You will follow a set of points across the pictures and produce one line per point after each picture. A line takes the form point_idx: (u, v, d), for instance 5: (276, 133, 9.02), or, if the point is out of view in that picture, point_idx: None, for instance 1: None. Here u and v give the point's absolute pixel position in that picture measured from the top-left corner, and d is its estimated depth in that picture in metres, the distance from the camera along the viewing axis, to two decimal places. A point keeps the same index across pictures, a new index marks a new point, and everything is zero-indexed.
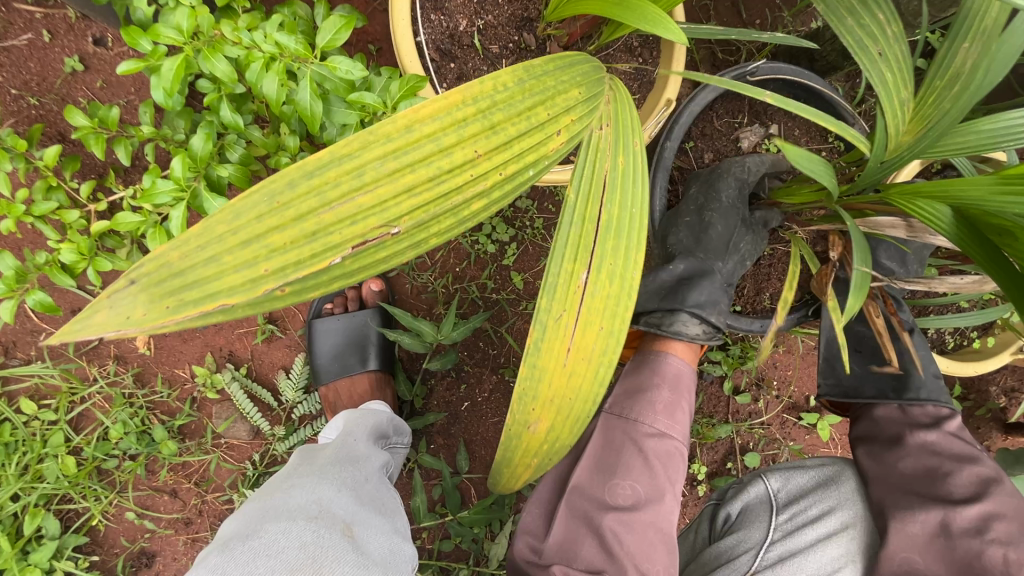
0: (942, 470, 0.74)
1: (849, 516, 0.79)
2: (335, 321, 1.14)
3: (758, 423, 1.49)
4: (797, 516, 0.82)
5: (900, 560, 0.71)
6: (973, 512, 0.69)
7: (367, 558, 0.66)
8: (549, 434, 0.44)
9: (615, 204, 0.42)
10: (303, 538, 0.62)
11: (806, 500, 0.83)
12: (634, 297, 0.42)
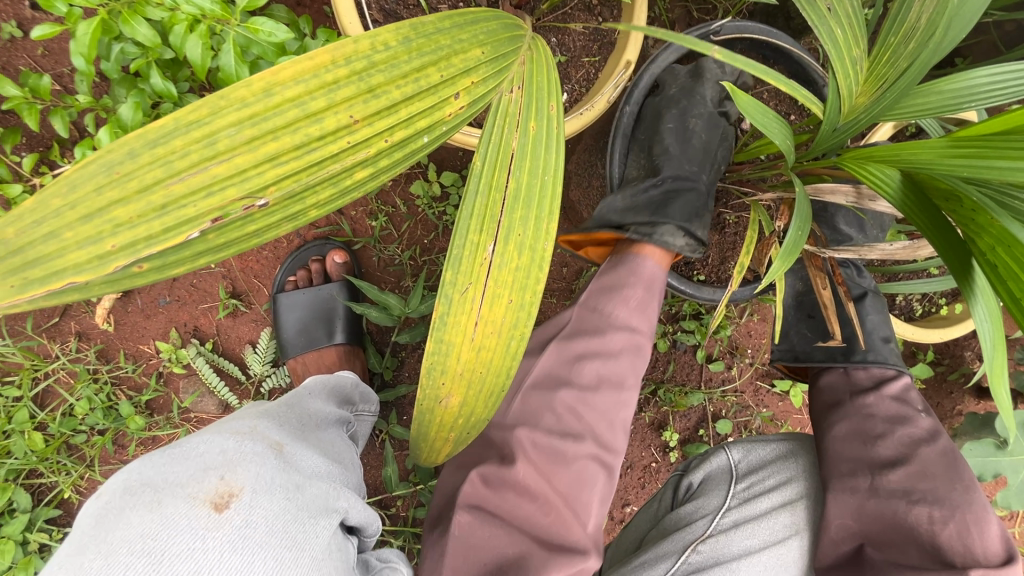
0: (876, 432, 0.80)
1: (801, 487, 0.86)
2: (300, 294, 1.13)
3: (731, 390, 1.50)
4: (754, 486, 0.87)
5: (835, 522, 0.78)
6: (900, 473, 0.76)
7: (297, 470, 0.60)
8: (462, 409, 0.43)
9: (525, 172, 0.41)
10: (225, 446, 0.56)
11: (762, 472, 0.88)
12: (544, 269, 0.41)
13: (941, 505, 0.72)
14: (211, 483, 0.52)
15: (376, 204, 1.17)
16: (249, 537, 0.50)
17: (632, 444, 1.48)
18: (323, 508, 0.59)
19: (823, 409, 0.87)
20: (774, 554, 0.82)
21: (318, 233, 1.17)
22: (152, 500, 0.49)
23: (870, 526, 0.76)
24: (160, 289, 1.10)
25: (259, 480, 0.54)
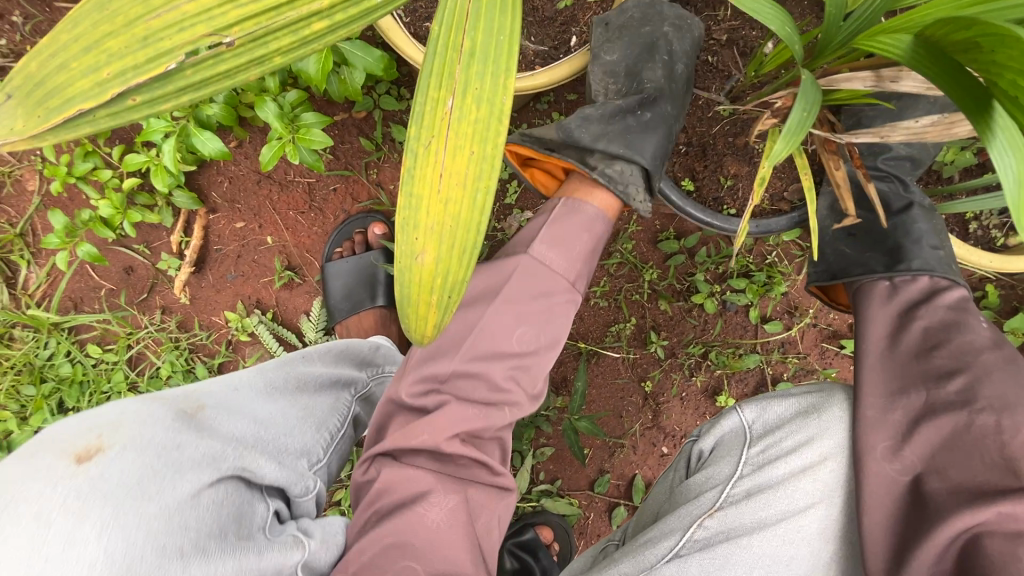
0: (931, 345, 0.76)
1: (824, 446, 0.87)
2: (344, 262, 1.20)
3: (793, 353, 1.40)
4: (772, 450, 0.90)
5: (882, 444, 0.72)
6: (963, 382, 0.71)
7: (196, 432, 0.63)
8: (438, 269, 0.45)
9: (481, 32, 0.43)
10: (129, 407, 0.61)
11: (780, 433, 0.91)
12: (503, 120, 0.43)
13: (1007, 412, 0.67)
14: (87, 433, 0.55)
15: None
16: (101, 488, 0.52)
17: (685, 412, 1.42)
18: (208, 470, 0.60)
19: (875, 334, 0.81)
20: (792, 521, 0.84)
21: (361, 207, 1.26)
22: (30, 450, 0.53)
23: (933, 450, 0.70)
24: (227, 264, 1.23)
25: (135, 434, 0.57)
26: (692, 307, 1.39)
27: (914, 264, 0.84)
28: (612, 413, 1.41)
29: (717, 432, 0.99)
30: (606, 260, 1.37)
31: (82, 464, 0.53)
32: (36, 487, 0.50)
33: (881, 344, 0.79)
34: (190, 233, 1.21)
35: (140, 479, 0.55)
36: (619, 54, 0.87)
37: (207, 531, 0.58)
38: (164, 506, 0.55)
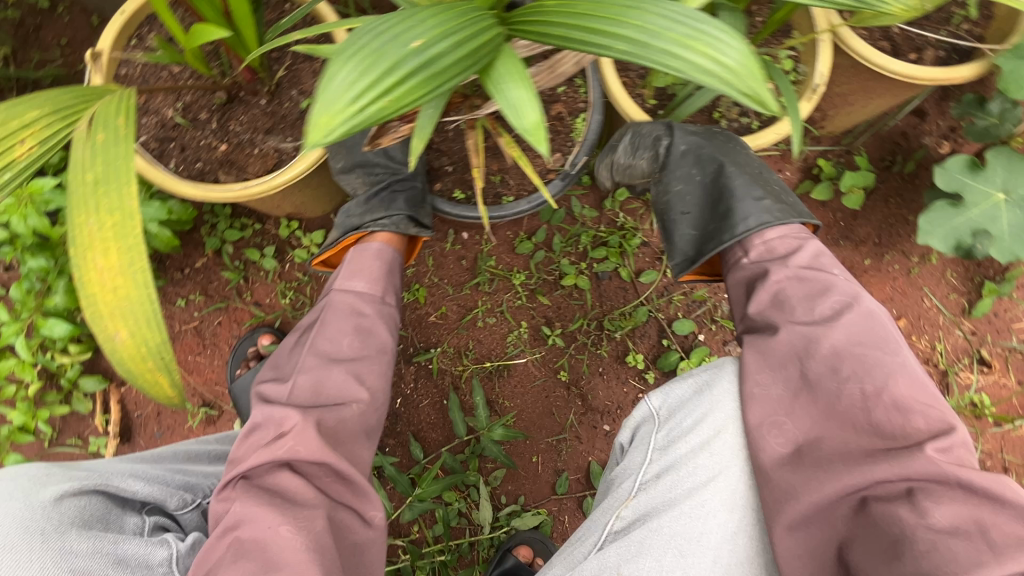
0: (799, 313, 0.92)
1: (720, 419, 0.91)
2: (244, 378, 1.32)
3: (678, 291, 1.47)
4: (674, 431, 0.95)
5: (772, 424, 0.87)
6: (831, 355, 0.86)
7: (76, 466, 0.86)
8: (137, 339, 0.58)
9: (100, 165, 0.59)
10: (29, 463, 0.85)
11: (680, 413, 0.96)
12: (134, 217, 0.57)
13: (871, 378, 0.83)
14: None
15: (281, 284, 1.42)
16: None
17: (609, 385, 1.47)
18: (78, 480, 0.82)
19: (767, 313, 0.96)
20: (698, 498, 0.87)
21: (246, 328, 1.41)
22: None
23: (821, 422, 0.84)
24: (152, 424, 1.36)
25: (19, 469, 0.81)
26: (571, 290, 1.49)
27: (742, 231, 1.02)
28: (544, 413, 1.47)
29: (631, 424, 1.05)
30: (478, 282, 1.49)
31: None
32: None
33: (772, 323, 0.94)
34: (110, 410, 1.35)
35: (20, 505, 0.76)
36: (343, 158, 1.08)
37: (73, 520, 0.77)
38: (32, 502, 0.76)
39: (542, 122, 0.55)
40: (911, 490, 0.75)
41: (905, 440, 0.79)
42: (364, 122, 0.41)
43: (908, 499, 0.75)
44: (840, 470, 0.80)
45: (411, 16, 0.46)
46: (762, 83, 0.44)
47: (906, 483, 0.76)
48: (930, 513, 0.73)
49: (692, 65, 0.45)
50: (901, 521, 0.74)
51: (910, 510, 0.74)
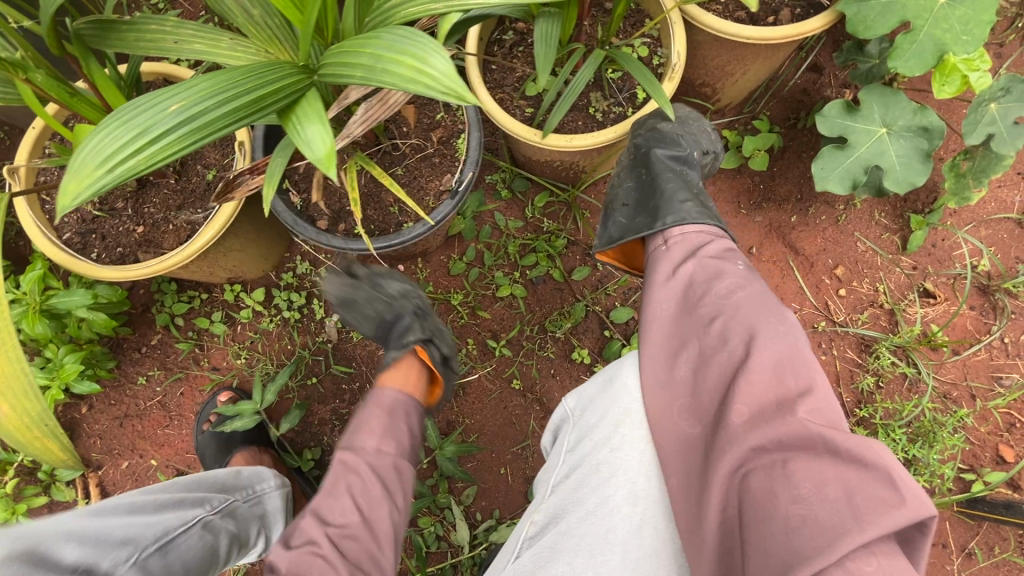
0: (695, 295, 0.93)
1: (620, 411, 0.93)
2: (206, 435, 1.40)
3: (611, 282, 1.51)
4: (583, 431, 0.97)
5: (677, 407, 0.87)
6: (717, 332, 0.88)
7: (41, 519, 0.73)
8: (17, 411, 0.73)
9: None
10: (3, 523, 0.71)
11: (588, 411, 0.98)
12: None
13: (751, 346, 0.83)
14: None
15: (233, 346, 1.50)
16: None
17: (562, 385, 1.49)
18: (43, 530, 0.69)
19: (677, 297, 0.96)
20: (602, 494, 0.87)
21: (207, 393, 1.48)
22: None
23: (711, 396, 0.85)
24: None
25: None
26: (510, 300, 1.52)
27: (670, 220, 1.05)
28: (505, 424, 1.49)
29: (553, 429, 1.08)
30: None
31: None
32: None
33: (671, 307, 0.95)
34: (90, 495, 1.41)
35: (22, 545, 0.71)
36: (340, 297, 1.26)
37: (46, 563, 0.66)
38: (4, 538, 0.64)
39: (332, 145, 0.61)
40: (785, 459, 0.73)
41: (780, 405, 0.77)
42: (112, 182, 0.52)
43: (780, 468, 0.72)
44: (720, 442, 0.79)
45: (185, 83, 0.55)
46: (457, 81, 0.48)
47: (781, 451, 0.73)
48: (798, 483, 0.70)
49: (404, 77, 0.50)
50: (772, 489, 0.72)
51: (779, 480, 0.72)
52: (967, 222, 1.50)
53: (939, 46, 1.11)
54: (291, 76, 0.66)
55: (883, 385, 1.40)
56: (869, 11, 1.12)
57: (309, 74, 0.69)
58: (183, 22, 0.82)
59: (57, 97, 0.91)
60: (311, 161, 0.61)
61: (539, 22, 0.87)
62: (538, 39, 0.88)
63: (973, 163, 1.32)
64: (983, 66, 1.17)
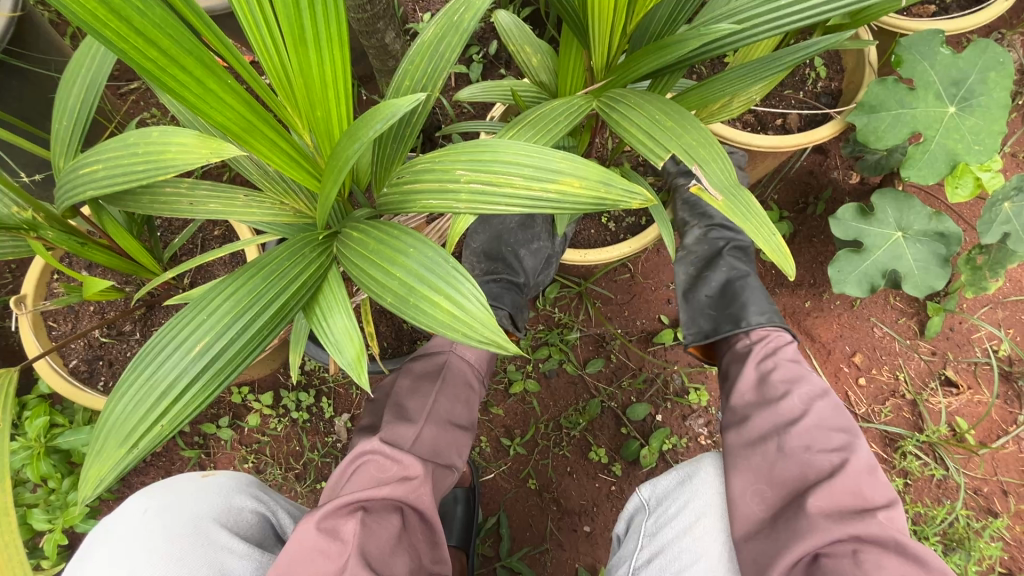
0: (777, 393, 0.96)
1: (700, 506, 0.92)
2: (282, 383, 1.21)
3: (626, 375, 1.48)
4: (660, 518, 0.93)
5: (753, 487, 0.87)
6: (800, 429, 0.89)
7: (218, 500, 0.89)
8: None
9: None
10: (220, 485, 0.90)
11: (665, 501, 0.95)
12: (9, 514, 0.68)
13: (838, 452, 0.85)
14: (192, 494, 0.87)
15: (241, 449, 1.46)
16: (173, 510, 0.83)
17: (579, 483, 1.44)
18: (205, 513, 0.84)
19: (758, 396, 0.98)
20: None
21: None
22: (175, 499, 0.84)
23: (781, 491, 0.85)
24: None
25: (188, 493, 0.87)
26: (523, 395, 1.48)
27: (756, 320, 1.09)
28: (522, 526, 1.44)
29: (626, 516, 1.02)
30: None
31: (205, 478, 0.90)
32: (175, 506, 0.83)
33: (741, 403, 1.00)
34: None
35: (173, 525, 0.81)
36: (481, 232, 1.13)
37: (194, 542, 0.80)
38: (176, 515, 0.82)
39: (359, 342, 0.61)
40: (856, 549, 0.74)
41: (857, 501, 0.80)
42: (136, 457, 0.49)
43: (860, 558, 0.73)
44: (798, 521, 0.80)
45: (207, 311, 0.54)
46: (496, 329, 0.48)
47: (856, 543, 0.75)
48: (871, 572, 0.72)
49: (437, 319, 0.50)
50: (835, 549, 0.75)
51: (850, 565, 0.73)
52: (984, 306, 1.48)
53: (951, 156, 1.11)
54: (314, 261, 0.65)
55: (912, 484, 1.37)
56: (879, 122, 1.12)
57: (327, 251, 0.67)
58: (199, 182, 0.81)
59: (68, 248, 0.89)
60: (341, 368, 0.60)
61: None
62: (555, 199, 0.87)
63: (988, 256, 1.31)
64: (994, 166, 1.18)
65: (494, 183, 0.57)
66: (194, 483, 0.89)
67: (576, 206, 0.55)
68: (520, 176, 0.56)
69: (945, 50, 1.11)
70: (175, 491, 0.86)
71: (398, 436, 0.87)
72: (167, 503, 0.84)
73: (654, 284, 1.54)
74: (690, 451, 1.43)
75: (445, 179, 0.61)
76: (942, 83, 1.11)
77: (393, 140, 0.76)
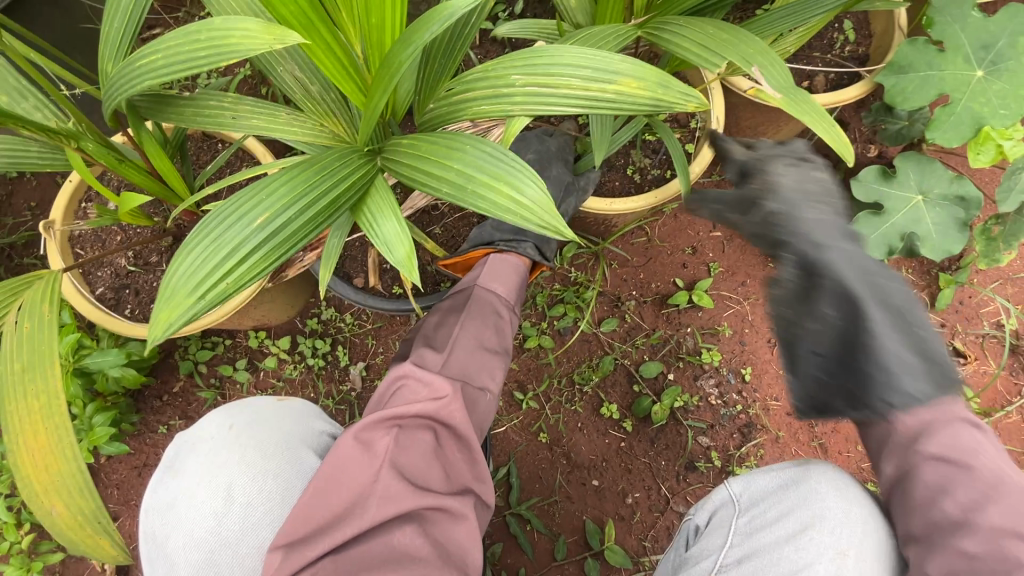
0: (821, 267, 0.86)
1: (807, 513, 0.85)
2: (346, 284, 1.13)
3: (640, 335, 1.50)
4: (756, 520, 0.91)
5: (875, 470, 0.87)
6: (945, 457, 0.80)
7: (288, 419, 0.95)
8: (72, 510, 0.69)
9: (24, 354, 0.71)
10: (286, 407, 0.97)
11: (762, 504, 0.92)
12: (59, 397, 0.70)
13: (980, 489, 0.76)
14: (260, 415, 0.92)
15: (257, 393, 1.47)
16: (251, 426, 0.88)
17: (590, 438, 1.46)
18: (279, 432, 0.90)
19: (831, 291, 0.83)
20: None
21: None
22: (250, 418, 0.90)
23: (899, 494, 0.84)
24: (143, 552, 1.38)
25: (259, 413, 0.92)
26: (537, 351, 1.50)
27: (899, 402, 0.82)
28: (532, 478, 1.46)
29: (709, 507, 1.01)
30: None
31: (279, 402, 0.97)
32: (252, 423, 0.89)
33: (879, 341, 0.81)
34: None
35: (259, 440, 0.86)
36: None
37: (272, 464, 0.85)
38: (256, 433, 0.88)
39: (409, 239, 0.61)
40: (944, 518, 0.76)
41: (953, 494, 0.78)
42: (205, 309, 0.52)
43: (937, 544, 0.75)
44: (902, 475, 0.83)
45: (266, 189, 0.55)
46: (554, 215, 0.50)
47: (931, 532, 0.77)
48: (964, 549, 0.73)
49: (496, 205, 0.51)
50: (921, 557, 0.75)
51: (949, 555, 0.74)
52: (994, 281, 1.50)
53: (976, 119, 1.12)
54: (362, 163, 0.66)
55: None
56: (907, 83, 1.13)
57: (372, 157, 0.68)
58: (241, 97, 0.82)
59: (105, 162, 0.90)
60: (391, 262, 0.61)
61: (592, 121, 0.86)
62: (591, 132, 0.88)
63: (1003, 227, 1.32)
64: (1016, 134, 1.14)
65: (550, 85, 0.58)
66: (271, 405, 0.96)
67: (634, 107, 0.56)
68: (577, 77, 0.57)
69: (976, 13, 1.12)
70: (253, 411, 0.92)
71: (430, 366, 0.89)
72: (245, 419, 0.90)
73: (670, 247, 1.55)
74: (700, 410, 1.45)
75: (498, 85, 0.62)
76: (971, 47, 1.12)
77: (444, 62, 0.77)
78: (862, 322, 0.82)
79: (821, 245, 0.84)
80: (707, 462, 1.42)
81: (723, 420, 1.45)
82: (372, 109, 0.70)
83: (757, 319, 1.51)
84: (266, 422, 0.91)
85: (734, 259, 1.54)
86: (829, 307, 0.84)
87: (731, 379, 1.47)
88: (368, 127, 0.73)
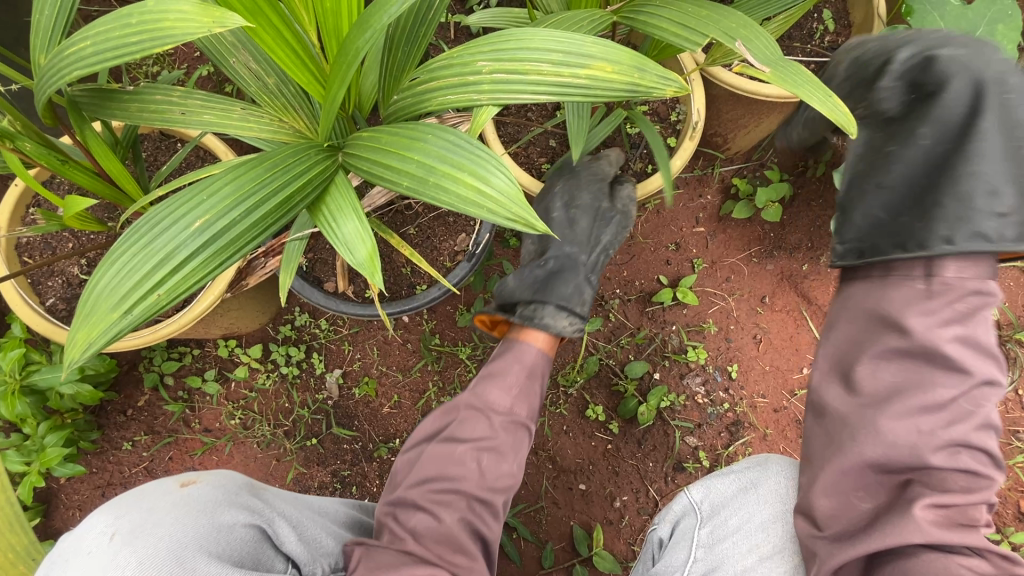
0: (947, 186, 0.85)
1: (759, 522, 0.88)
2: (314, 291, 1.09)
3: (625, 334, 1.47)
4: (720, 530, 0.90)
5: (863, 470, 0.80)
6: (950, 418, 0.79)
7: (193, 507, 0.70)
8: None
9: None
10: (178, 497, 0.71)
11: (725, 511, 0.91)
12: None
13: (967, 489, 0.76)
14: (135, 519, 0.65)
15: (227, 405, 1.41)
16: (135, 534, 0.63)
17: (576, 442, 1.43)
18: (172, 540, 0.64)
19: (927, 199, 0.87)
20: None
21: (198, 458, 1.39)
22: (133, 520, 0.64)
23: (887, 482, 0.80)
24: None
25: (132, 518, 0.65)
26: None
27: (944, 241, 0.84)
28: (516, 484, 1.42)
29: (670, 518, 0.99)
30: (425, 362, 1.45)
31: (182, 487, 0.73)
32: (134, 528, 0.63)
33: (946, 225, 0.84)
34: None
35: (147, 560, 0.61)
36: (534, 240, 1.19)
37: None
38: (148, 542, 0.63)
39: (370, 236, 0.57)
40: (954, 549, 0.72)
41: (975, 506, 0.75)
42: (138, 323, 0.47)
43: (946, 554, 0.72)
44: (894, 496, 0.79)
45: (207, 189, 0.50)
46: (525, 207, 0.45)
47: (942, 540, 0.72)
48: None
49: (461, 197, 0.47)
50: None
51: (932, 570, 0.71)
52: None
53: None
54: (320, 161, 0.61)
55: None
56: None
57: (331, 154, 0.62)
58: (192, 92, 0.76)
59: (47, 164, 0.84)
60: (350, 263, 0.56)
61: (568, 114, 0.82)
62: (567, 122, 0.83)
63: None
64: None
65: (521, 72, 0.54)
66: (167, 491, 0.72)
67: (610, 93, 0.52)
68: (548, 62, 0.53)
69: (956, 1, 1.10)
70: (143, 508, 0.67)
71: (485, 396, 0.99)
72: (117, 524, 0.63)
73: (653, 244, 1.51)
74: (687, 410, 1.42)
75: (464, 73, 0.57)
76: (951, 35, 1.10)
77: (408, 48, 0.72)
78: (946, 202, 0.85)
79: (932, 128, 0.87)
80: (695, 462, 1.40)
81: (710, 419, 1.42)
82: (332, 103, 0.65)
83: (743, 315, 1.48)
84: (158, 524, 0.65)
85: (718, 254, 1.51)
86: (954, 202, 0.84)
87: (717, 377, 1.45)
88: (328, 121, 0.67)
